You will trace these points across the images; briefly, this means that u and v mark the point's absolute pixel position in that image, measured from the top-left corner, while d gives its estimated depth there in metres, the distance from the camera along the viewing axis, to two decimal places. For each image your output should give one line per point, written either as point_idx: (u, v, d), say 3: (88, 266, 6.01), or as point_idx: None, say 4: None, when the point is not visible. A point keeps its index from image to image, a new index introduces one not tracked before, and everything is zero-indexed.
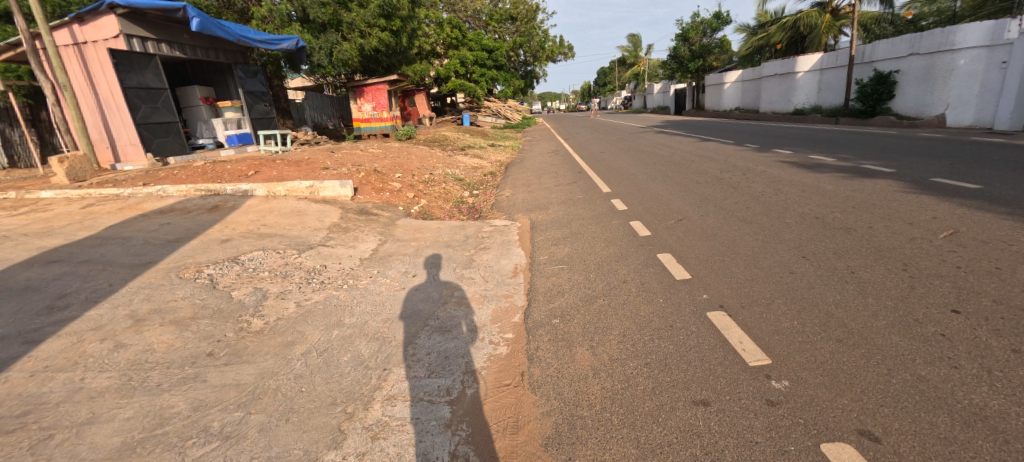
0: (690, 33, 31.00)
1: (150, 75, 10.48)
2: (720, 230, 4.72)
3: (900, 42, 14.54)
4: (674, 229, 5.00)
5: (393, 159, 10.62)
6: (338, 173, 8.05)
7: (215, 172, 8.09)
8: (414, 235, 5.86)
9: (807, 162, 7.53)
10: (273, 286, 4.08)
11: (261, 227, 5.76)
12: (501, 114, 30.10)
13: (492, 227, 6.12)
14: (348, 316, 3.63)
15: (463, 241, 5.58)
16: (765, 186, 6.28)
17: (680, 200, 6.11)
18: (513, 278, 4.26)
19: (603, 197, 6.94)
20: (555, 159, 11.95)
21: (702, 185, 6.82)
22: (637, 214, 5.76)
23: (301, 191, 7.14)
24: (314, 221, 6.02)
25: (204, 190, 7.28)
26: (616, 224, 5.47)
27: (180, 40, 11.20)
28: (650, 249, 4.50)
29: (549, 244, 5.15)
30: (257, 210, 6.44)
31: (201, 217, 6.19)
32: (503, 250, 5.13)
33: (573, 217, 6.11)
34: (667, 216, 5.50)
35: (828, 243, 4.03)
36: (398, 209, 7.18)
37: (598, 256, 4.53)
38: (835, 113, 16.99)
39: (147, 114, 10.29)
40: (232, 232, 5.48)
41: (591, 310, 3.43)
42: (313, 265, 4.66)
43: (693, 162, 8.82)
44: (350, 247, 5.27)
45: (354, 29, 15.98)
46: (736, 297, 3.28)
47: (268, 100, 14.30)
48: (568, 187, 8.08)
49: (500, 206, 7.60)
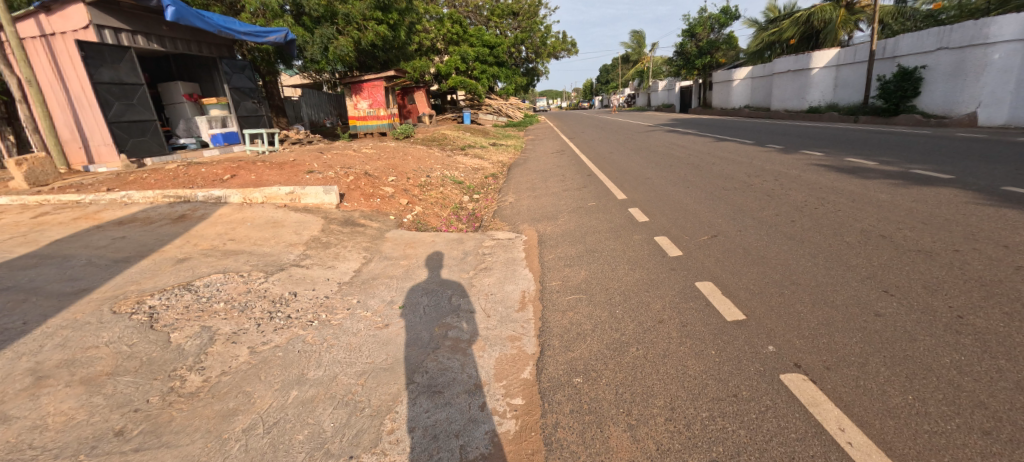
0: (697, 29, 30.16)
1: (125, 69, 9.71)
2: (768, 251, 3.94)
3: (927, 36, 13.69)
4: (710, 247, 4.23)
5: (387, 160, 9.85)
6: (324, 177, 7.25)
7: (188, 176, 7.31)
8: (405, 250, 5.10)
9: (847, 166, 6.73)
10: (225, 325, 3.31)
11: (228, 242, 4.98)
12: (503, 112, 29.22)
13: (494, 241, 5.35)
14: (313, 368, 2.86)
15: (461, 259, 4.81)
16: (806, 194, 5.51)
17: (710, 211, 5.32)
18: (521, 313, 3.49)
19: (619, 205, 6.17)
20: (561, 161, 11.16)
21: (731, 192, 6.05)
22: (663, 227, 4.99)
23: (280, 197, 6.36)
24: (290, 234, 5.25)
25: (173, 196, 6.54)
26: (639, 240, 4.70)
27: (158, 32, 10.51)
28: (687, 274, 3.72)
29: (561, 265, 4.36)
30: (227, 221, 5.66)
31: (162, 230, 5.42)
32: (508, 272, 4.36)
33: (587, 230, 5.33)
34: (697, 230, 4.72)
35: (911, 273, 3.26)
36: (388, 218, 6.40)
37: (623, 283, 3.75)
38: (854, 111, 16.18)
39: (120, 112, 9.52)
40: (192, 249, 4.71)
41: (623, 365, 2.66)
42: (280, 293, 3.88)
43: (714, 165, 8.02)
44: (327, 268, 4.49)
45: (351, 22, 15.11)
46: (817, 353, 2.50)
47: (256, 97, 13.56)
48: (578, 192, 7.31)
49: (502, 214, 6.82)
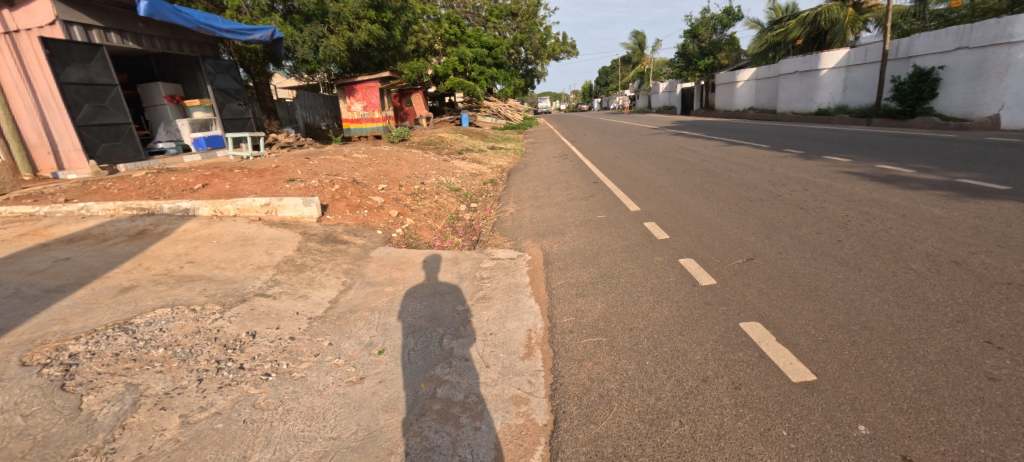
0: (699, 29, 29.71)
1: (96, 68, 9.03)
2: (820, 280, 3.30)
3: (945, 35, 13.10)
4: (748, 274, 3.59)
5: (378, 166, 9.17)
6: (306, 186, 6.57)
7: (155, 185, 6.62)
8: (392, 273, 4.44)
9: (882, 175, 6.09)
10: (157, 383, 2.66)
11: (186, 265, 4.33)
12: (502, 115, 28.50)
13: (494, 262, 4.72)
14: (259, 449, 2.21)
15: (456, 285, 4.15)
16: (845, 208, 4.87)
17: (739, 228, 4.68)
18: (526, 363, 2.84)
19: (632, 219, 5.53)
20: (564, 166, 10.53)
21: (758, 205, 5.40)
22: (687, 247, 4.34)
23: (255, 210, 5.71)
24: (260, 255, 4.57)
25: (135, 208, 5.90)
26: (663, 263, 4.06)
27: (134, 29, 9.88)
28: (729, 311, 3.07)
29: (573, 295, 3.71)
30: (190, 239, 5.01)
31: (114, 250, 4.77)
32: (512, 304, 3.69)
33: (599, 249, 4.69)
34: (730, 252, 4.07)
35: (1012, 316, 2.62)
36: (375, 233, 5.72)
37: (650, 322, 3.09)
38: (866, 113, 15.59)
39: (90, 114, 8.84)
40: (141, 275, 4.07)
41: (665, 451, 2.01)
42: (235, 334, 3.22)
43: (732, 172, 7.38)
44: (297, 298, 3.81)
45: (343, 21, 14.39)
46: (930, 441, 1.87)
47: (243, 99, 12.91)
48: (585, 202, 6.68)
49: (502, 227, 6.18)
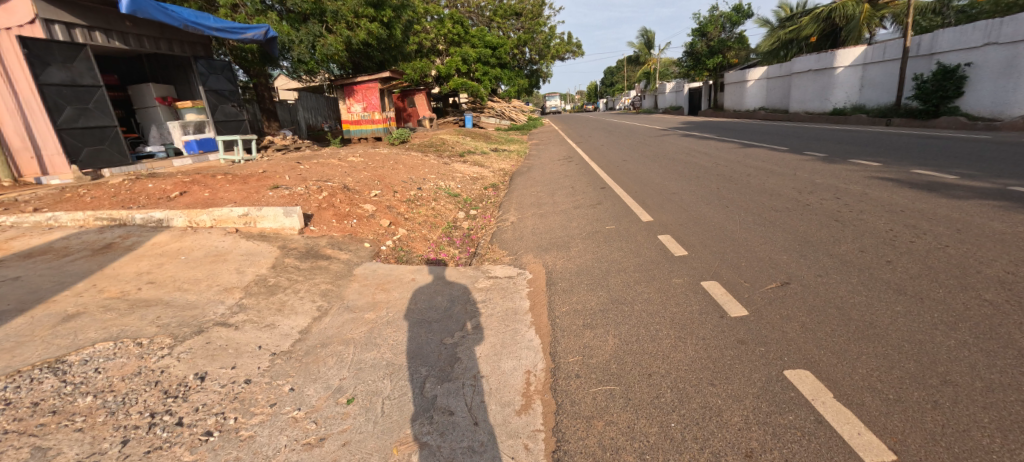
0: (708, 28, 29.11)
1: (80, 69, 8.60)
2: (877, 316, 2.77)
3: (972, 30, 12.46)
4: (785, 303, 3.07)
5: (373, 170, 8.72)
6: (291, 194, 6.09)
7: (131, 192, 6.16)
8: (375, 295, 3.95)
9: (921, 182, 5.55)
10: (70, 446, 2.18)
11: (145, 286, 3.85)
12: (506, 116, 28.03)
13: (492, 281, 4.21)
14: None
15: (446, 310, 3.65)
16: (888, 220, 4.35)
17: (768, 244, 4.14)
18: (524, 420, 2.33)
19: (646, 231, 5.00)
20: (570, 170, 10.01)
21: (785, 216, 4.87)
22: (710, 267, 3.81)
23: (233, 220, 5.24)
24: (229, 274, 4.08)
25: (105, 218, 5.43)
26: (682, 286, 3.55)
27: (120, 28, 9.49)
28: (769, 353, 2.55)
29: (580, 326, 3.19)
30: (156, 254, 4.52)
31: (71, 267, 4.29)
32: (508, 336, 3.18)
33: (609, 267, 4.16)
34: (762, 275, 3.53)
35: None
36: (362, 245, 5.22)
37: (673, 366, 2.58)
38: (886, 113, 14.93)
39: (73, 117, 8.40)
40: (90, 300, 3.58)
41: None
42: (181, 376, 2.73)
43: (752, 177, 6.82)
44: (263, 328, 3.31)
45: (341, 20, 13.95)
46: None
47: (237, 100, 12.48)
48: (592, 211, 6.16)
49: (502, 238, 5.68)
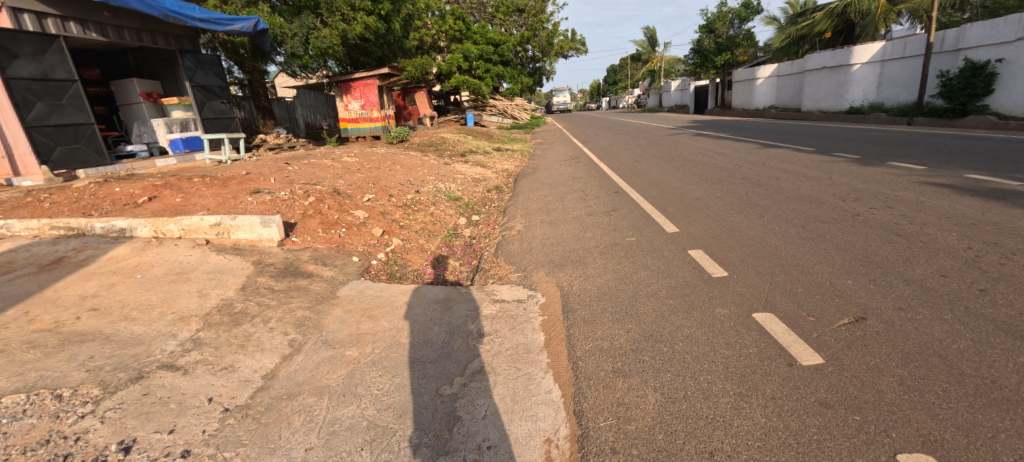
0: (715, 24, 28.51)
1: (52, 62, 7.97)
2: (997, 371, 2.17)
3: (1003, 24, 11.78)
4: (869, 348, 2.45)
5: (368, 172, 8.10)
6: (273, 199, 5.48)
7: (95, 198, 5.53)
8: (360, 323, 3.34)
9: (982, 189, 4.91)
10: None
11: (86, 314, 3.22)
12: (508, 114, 27.33)
13: (499, 307, 3.58)
14: None
15: (444, 346, 3.03)
16: (962, 236, 3.72)
17: (824, 264, 3.52)
18: None
19: (674, 245, 4.37)
20: (579, 171, 9.40)
21: (836, 228, 4.24)
22: (760, 293, 3.19)
23: (204, 231, 4.63)
24: (189, 298, 3.46)
25: (62, 227, 4.81)
26: (729, 318, 2.92)
27: (98, 18, 8.84)
28: (868, 426, 1.95)
29: (612, 373, 2.56)
30: (110, 272, 3.90)
31: (8, 287, 3.67)
32: (520, 386, 2.56)
33: (637, 289, 3.55)
34: (831, 308, 2.89)
35: None
36: (350, 260, 4.60)
37: (742, 442, 1.96)
38: (907, 111, 14.28)
39: (44, 114, 7.78)
40: (15, 334, 2.96)
41: None
42: (101, 447, 2.11)
43: (784, 181, 6.18)
44: (218, 373, 2.69)
45: (336, 12, 13.32)
46: None
47: (226, 96, 11.82)
48: (607, 219, 5.55)
49: (508, 250, 5.06)
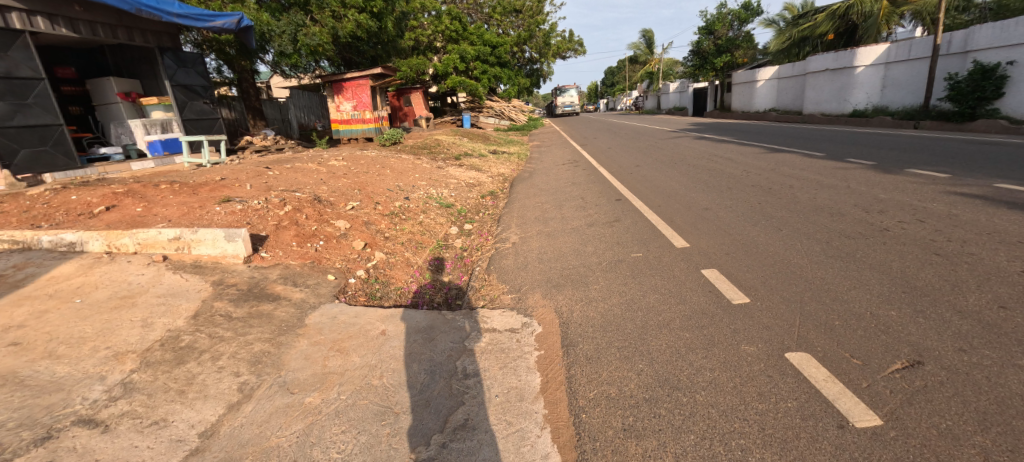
0: (715, 26, 28.25)
1: (17, 59, 7.49)
2: None
3: (1014, 25, 11.43)
4: (935, 405, 2.02)
5: (354, 177, 7.65)
6: (245, 209, 5.01)
7: (49, 207, 5.04)
8: (327, 359, 2.88)
9: (1019, 200, 4.50)
10: None
11: (3, 351, 2.74)
12: (505, 116, 26.87)
13: (489, 339, 3.11)
14: None
15: (423, 391, 2.57)
16: (1011, 256, 3.30)
17: (861, 290, 3.09)
18: None
19: (687, 264, 3.90)
20: (577, 176, 8.95)
21: (865, 245, 3.81)
22: (793, 327, 2.74)
23: (163, 246, 4.16)
24: (131, 330, 2.99)
25: (4, 240, 4.32)
26: (758, 359, 2.47)
27: (67, 12, 8.34)
28: None
29: (624, 433, 2.11)
30: (45, 296, 3.41)
31: None
32: (512, 447, 2.11)
33: (647, 319, 3.09)
34: (880, 349, 2.44)
35: None
36: (325, 278, 4.13)
37: None
38: (914, 115, 13.91)
39: (7, 114, 7.29)
40: None
41: None
42: None
43: (799, 190, 5.75)
44: (147, 430, 2.22)
45: (326, 9, 12.85)
46: None
47: (210, 96, 11.31)
48: (610, 231, 5.08)
49: (501, 266, 4.59)
